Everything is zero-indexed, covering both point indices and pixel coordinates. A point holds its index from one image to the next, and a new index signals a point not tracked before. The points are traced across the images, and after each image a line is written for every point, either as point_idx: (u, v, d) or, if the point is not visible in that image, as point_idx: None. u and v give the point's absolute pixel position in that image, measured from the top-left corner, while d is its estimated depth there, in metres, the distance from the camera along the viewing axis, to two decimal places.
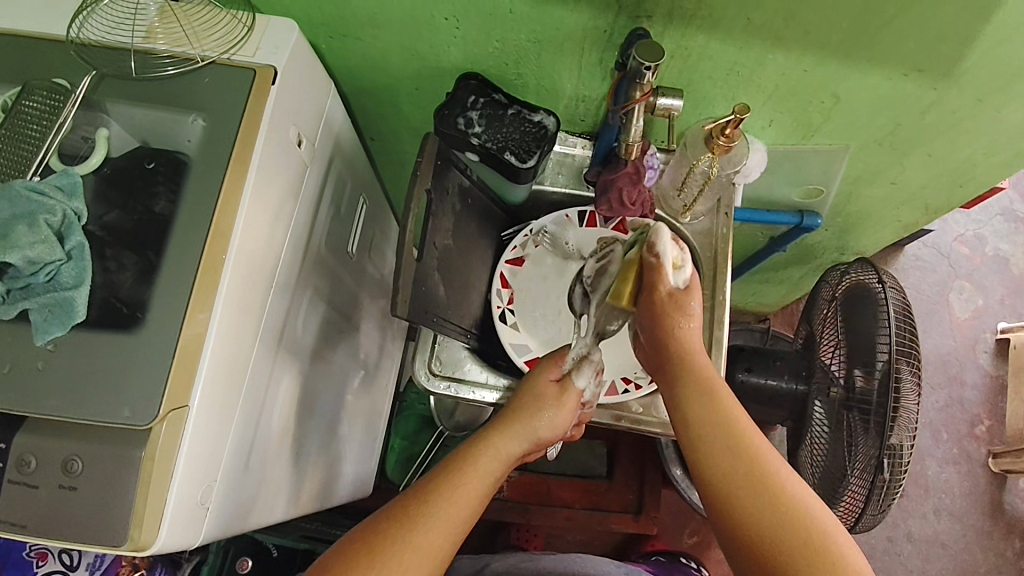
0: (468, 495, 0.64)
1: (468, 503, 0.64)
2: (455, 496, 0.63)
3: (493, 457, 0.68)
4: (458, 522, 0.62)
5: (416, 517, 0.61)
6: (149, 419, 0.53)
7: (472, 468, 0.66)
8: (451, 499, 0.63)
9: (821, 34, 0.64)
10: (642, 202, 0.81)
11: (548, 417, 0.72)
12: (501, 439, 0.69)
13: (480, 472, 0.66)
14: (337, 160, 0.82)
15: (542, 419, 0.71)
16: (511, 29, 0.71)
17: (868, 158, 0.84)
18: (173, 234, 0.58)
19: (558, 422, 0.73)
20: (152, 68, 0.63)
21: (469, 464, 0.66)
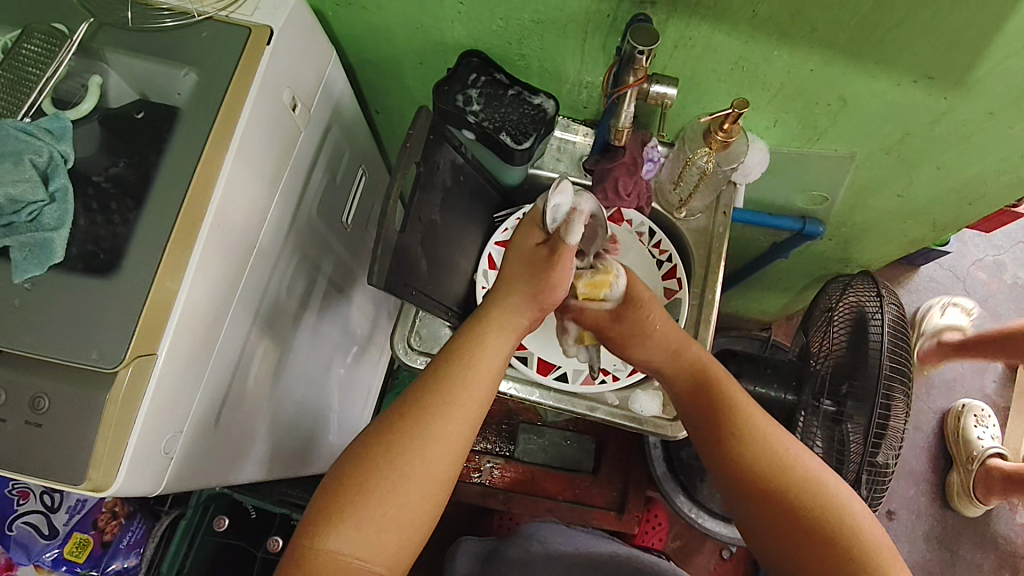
0: (475, 385, 0.63)
1: (476, 391, 0.63)
2: (465, 387, 0.63)
3: (491, 344, 0.67)
4: (473, 407, 0.63)
5: (422, 417, 0.60)
6: (116, 363, 0.54)
7: (473, 355, 0.65)
8: (462, 389, 0.62)
9: (828, 31, 0.62)
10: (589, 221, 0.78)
11: (541, 281, 0.70)
12: (501, 314, 0.69)
13: (476, 365, 0.64)
14: (335, 128, 0.82)
15: (535, 283, 0.70)
16: (514, 7, 0.70)
17: (875, 167, 0.81)
18: (155, 185, 0.58)
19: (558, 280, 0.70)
20: (150, 20, 0.63)
21: (473, 353, 0.65)
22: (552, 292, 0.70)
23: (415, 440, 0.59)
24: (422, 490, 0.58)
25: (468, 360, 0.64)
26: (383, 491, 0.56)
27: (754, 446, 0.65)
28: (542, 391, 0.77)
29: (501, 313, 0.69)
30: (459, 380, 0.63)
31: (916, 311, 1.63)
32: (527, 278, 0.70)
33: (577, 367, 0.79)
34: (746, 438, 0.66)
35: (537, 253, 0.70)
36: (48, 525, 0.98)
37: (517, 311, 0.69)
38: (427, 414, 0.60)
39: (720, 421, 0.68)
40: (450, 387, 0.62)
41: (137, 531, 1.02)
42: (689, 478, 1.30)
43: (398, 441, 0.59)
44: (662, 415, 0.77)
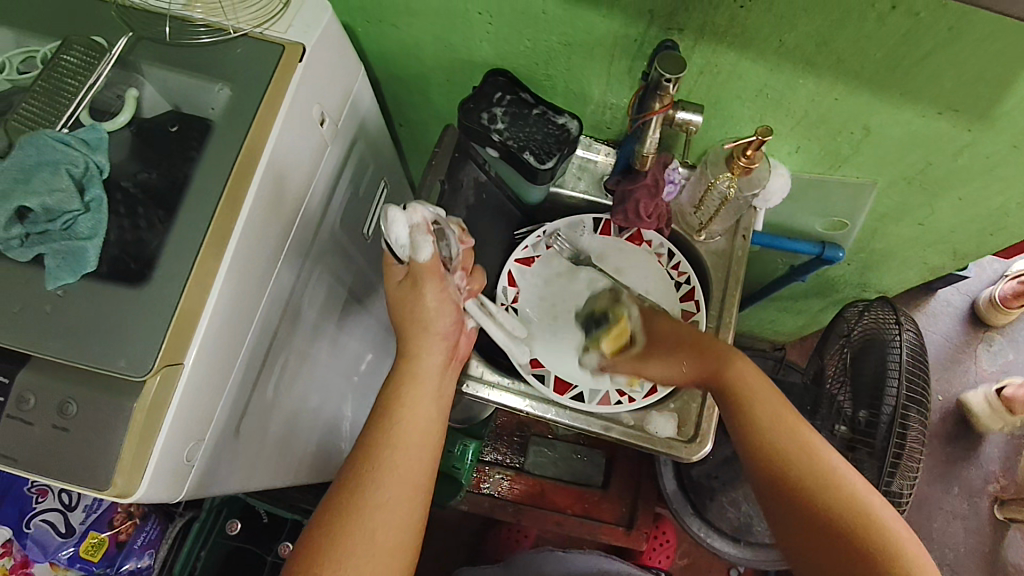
0: (406, 438, 0.63)
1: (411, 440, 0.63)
2: (394, 442, 0.62)
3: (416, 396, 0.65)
4: (408, 458, 0.62)
5: (363, 484, 0.60)
6: (144, 372, 0.55)
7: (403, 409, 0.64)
8: (394, 446, 0.62)
9: (854, 63, 0.62)
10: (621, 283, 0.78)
11: (413, 305, 0.66)
12: (422, 358, 0.67)
13: (407, 417, 0.64)
14: (361, 142, 0.83)
15: (410, 311, 0.66)
16: (542, 29, 0.71)
17: (897, 196, 0.81)
18: (187, 197, 0.59)
19: (420, 307, 0.66)
20: (187, 35, 0.65)
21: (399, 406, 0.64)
22: (433, 318, 0.67)
23: (360, 510, 0.59)
24: (380, 560, 0.58)
25: (393, 418, 0.63)
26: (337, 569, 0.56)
27: (768, 429, 0.65)
28: (559, 409, 0.77)
29: (413, 358, 0.67)
30: (388, 439, 0.62)
31: (932, 335, 1.61)
32: (410, 307, 0.66)
33: (593, 387, 0.78)
34: (760, 420, 0.66)
35: (406, 283, 0.67)
36: (65, 523, 0.99)
37: (433, 351, 0.67)
38: (365, 474, 0.60)
39: (734, 401, 0.68)
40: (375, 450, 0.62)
41: (151, 532, 1.04)
42: (699, 496, 1.30)
43: (344, 514, 0.59)
44: (677, 437, 0.77)
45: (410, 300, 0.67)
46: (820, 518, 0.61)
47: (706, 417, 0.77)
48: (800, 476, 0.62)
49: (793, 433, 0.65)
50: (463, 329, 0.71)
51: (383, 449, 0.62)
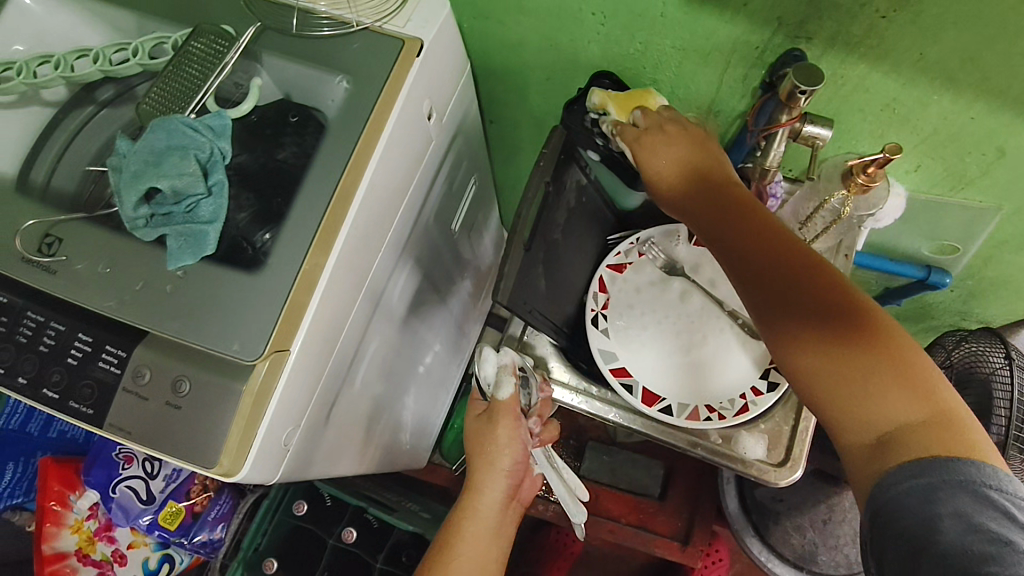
0: (475, 543, 0.68)
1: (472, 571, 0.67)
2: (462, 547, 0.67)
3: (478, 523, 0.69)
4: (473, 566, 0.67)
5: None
6: (255, 356, 0.56)
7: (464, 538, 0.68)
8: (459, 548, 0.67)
9: (1000, 80, 0.58)
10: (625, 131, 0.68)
11: (488, 438, 0.71)
12: (489, 473, 0.70)
13: (474, 526, 0.69)
14: (460, 138, 0.83)
15: (487, 443, 0.71)
16: (657, 32, 0.69)
17: (1021, 223, 0.76)
18: (302, 187, 0.60)
19: (498, 445, 0.71)
20: (309, 27, 0.66)
21: (460, 535, 0.68)
22: (497, 456, 0.70)
23: None
24: None
25: (455, 551, 0.67)
26: None
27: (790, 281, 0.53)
28: (644, 420, 0.76)
29: (482, 480, 0.70)
30: (454, 540, 0.68)
31: None
32: (485, 441, 0.71)
33: (682, 400, 0.75)
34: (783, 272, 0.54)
35: (481, 420, 0.73)
36: (146, 490, 1.03)
37: (502, 480, 0.70)
38: None
39: (751, 257, 0.56)
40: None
41: (223, 505, 1.08)
42: (763, 518, 1.25)
43: None
44: (766, 459, 0.75)
45: (487, 432, 0.72)
46: (861, 365, 0.50)
47: (798, 441, 0.74)
48: (844, 337, 0.51)
49: (826, 274, 0.53)
50: (530, 470, 0.74)
51: (454, 549, 0.67)
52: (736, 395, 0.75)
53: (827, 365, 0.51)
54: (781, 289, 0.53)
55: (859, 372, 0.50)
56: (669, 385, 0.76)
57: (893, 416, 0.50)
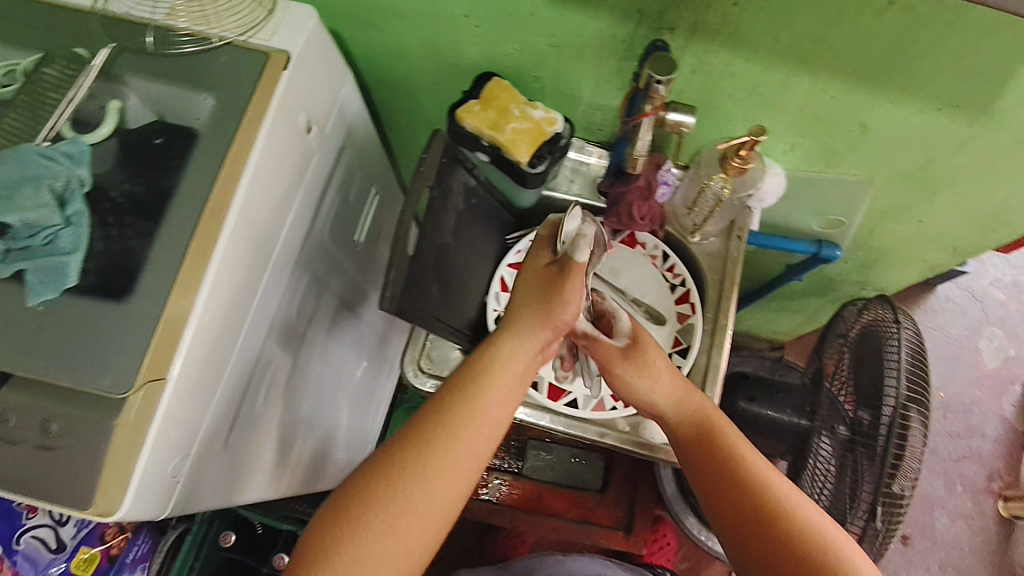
0: (479, 427, 0.60)
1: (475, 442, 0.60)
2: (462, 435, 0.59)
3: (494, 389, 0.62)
4: (470, 457, 0.59)
5: (428, 444, 0.58)
6: (127, 389, 0.54)
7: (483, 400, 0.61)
8: (464, 428, 0.59)
9: (850, 59, 0.61)
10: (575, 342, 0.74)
11: (528, 317, 0.66)
12: (511, 353, 0.65)
13: (486, 413, 0.61)
14: (348, 148, 0.82)
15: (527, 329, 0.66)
16: (531, 31, 0.70)
17: (894, 194, 0.80)
18: (169, 210, 0.58)
19: (570, 296, 0.65)
20: (169, 45, 0.63)
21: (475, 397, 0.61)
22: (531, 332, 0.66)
23: (415, 468, 0.57)
24: (412, 531, 0.55)
25: (459, 435, 0.59)
26: (376, 527, 0.54)
27: (722, 473, 0.64)
28: (552, 416, 0.77)
29: (499, 354, 0.64)
30: (459, 420, 0.60)
31: (932, 331, 1.60)
32: (531, 315, 0.66)
33: (588, 392, 0.77)
34: (721, 475, 0.64)
35: (545, 272, 0.66)
36: (56, 539, 0.90)
37: (528, 348, 0.66)
38: (392, 486, 0.56)
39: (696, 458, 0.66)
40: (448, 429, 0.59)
41: (143, 546, 1.02)
42: (700, 500, 1.30)
43: (404, 463, 0.57)
44: None
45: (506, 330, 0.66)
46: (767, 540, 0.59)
47: None
48: (761, 535, 0.59)
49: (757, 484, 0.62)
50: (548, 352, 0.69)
51: (459, 428, 0.59)
52: None
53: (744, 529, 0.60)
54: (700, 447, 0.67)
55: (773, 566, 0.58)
56: (575, 377, 0.77)
57: (789, 532, 0.58)
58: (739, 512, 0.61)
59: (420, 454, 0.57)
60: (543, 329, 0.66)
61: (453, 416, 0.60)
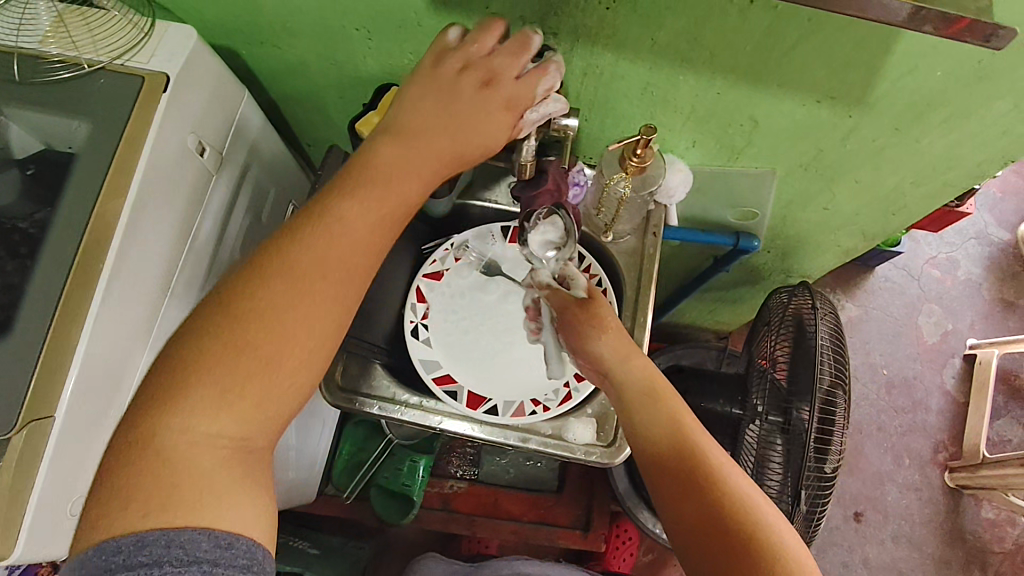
0: (332, 249, 0.52)
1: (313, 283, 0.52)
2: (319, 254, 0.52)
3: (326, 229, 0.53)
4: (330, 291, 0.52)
5: (276, 270, 0.51)
6: (9, 428, 0.52)
7: (316, 235, 0.52)
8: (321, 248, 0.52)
9: (726, 56, 0.62)
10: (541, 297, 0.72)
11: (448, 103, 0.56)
12: (381, 170, 0.55)
13: (339, 236, 0.53)
14: (255, 166, 0.81)
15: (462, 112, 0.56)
16: (421, 42, 0.70)
17: (797, 183, 0.81)
18: (48, 242, 0.57)
19: (486, 132, 0.57)
20: (43, 73, 0.62)
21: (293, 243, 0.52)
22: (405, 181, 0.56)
23: (270, 304, 0.50)
24: (270, 386, 0.50)
25: (315, 262, 0.52)
26: (236, 375, 0.49)
27: (669, 438, 0.61)
28: (474, 424, 0.76)
29: (379, 153, 0.56)
30: (315, 237, 0.53)
31: (873, 310, 1.64)
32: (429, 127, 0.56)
33: (508, 398, 0.76)
34: (671, 437, 0.61)
35: (447, 73, 0.56)
36: None
37: (417, 176, 0.56)
38: (237, 318, 0.50)
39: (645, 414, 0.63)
40: (272, 277, 0.51)
41: None
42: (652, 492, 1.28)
43: (248, 300, 0.50)
44: (596, 442, 0.76)
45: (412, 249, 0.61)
46: (706, 517, 0.56)
47: None
48: (703, 510, 0.56)
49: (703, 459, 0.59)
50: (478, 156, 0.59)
51: (310, 250, 0.52)
52: (561, 384, 0.77)
53: (686, 496, 0.57)
54: (644, 402, 0.64)
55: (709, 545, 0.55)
56: (493, 385, 0.77)
57: (727, 513, 0.55)
58: (683, 478, 0.58)
59: (242, 317, 0.50)
60: (388, 176, 0.55)
61: (276, 259, 0.52)
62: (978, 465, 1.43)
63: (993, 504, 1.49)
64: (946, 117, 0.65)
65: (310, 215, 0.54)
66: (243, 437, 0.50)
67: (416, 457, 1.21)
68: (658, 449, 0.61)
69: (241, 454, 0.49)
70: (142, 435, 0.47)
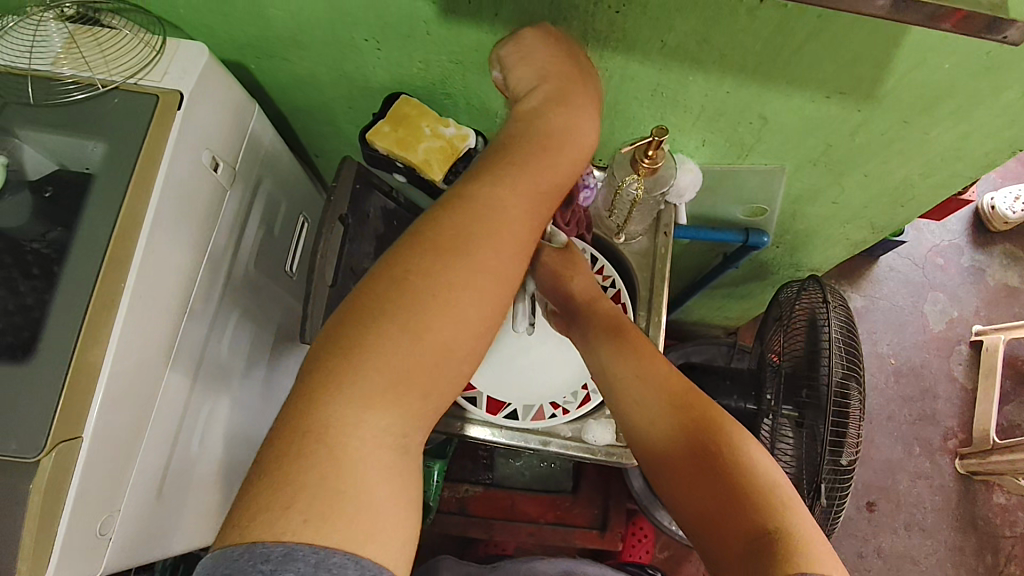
0: (485, 241, 0.51)
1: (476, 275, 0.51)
2: (467, 245, 0.51)
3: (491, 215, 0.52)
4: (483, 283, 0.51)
5: (427, 262, 0.50)
6: (37, 451, 0.53)
7: (475, 222, 0.51)
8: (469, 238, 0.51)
9: (735, 56, 0.62)
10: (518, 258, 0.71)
11: (540, 57, 0.58)
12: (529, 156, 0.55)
13: (488, 227, 0.51)
14: (266, 180, 0.81)
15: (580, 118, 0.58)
16: (430, 51, 0.70)
17: (806, 178, 0.82)
18: (68, 263, 0.57)
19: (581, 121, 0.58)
20: (57, 95, 0.62)
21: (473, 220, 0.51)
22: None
23: (423, 293, 0.49)
24: (397, 381, 0.48)
25: (460, 252, 0.50)
26: (369, 357, 0.47)
27: (648, 394, 0.62)
28: (495, 428, 0.77)
29: (525, 137, 0.56)
30: (457, 228, 0.51)
31: (879, 301, 1.64)
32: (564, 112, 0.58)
33: (527, 402, 0.77)
34: (648, 394, 0.62)
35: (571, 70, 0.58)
36: None
37: (529, 187, 0.54)
38: (388, 300, 0.49)
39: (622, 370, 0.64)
40: (435, 264, 0.50)
41: None
42: None
43: (403, 283, 0.49)
44: (615, 443, 0.77)
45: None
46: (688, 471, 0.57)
47: None
48: (686, 463, 0.57)
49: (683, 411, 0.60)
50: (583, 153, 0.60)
51: (467, 240, 0.51)
52: (579, 386, 0.78)
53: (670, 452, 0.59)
54: (617, 353, 0.65)
55: (694, 497, 0.56)
56: (513, 390, 0.77)
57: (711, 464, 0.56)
58: (664, 432, 0.60)
59: (408, 304, 0.48)
60: (558, 163, 0.56)
61: (419, 245, 0.51)
62: (988, 450, 1.43)
63: (1005, 489, 1.50)
64: (955, 108, 0.65)
65: (461, 201, 0.52)
66: (401, 436, 0.48)
67: (432, 462, 1.21)
68: (639, 408, 0.62)
69: (397, 452, 0.48)
70: (303, 426, 0.46)
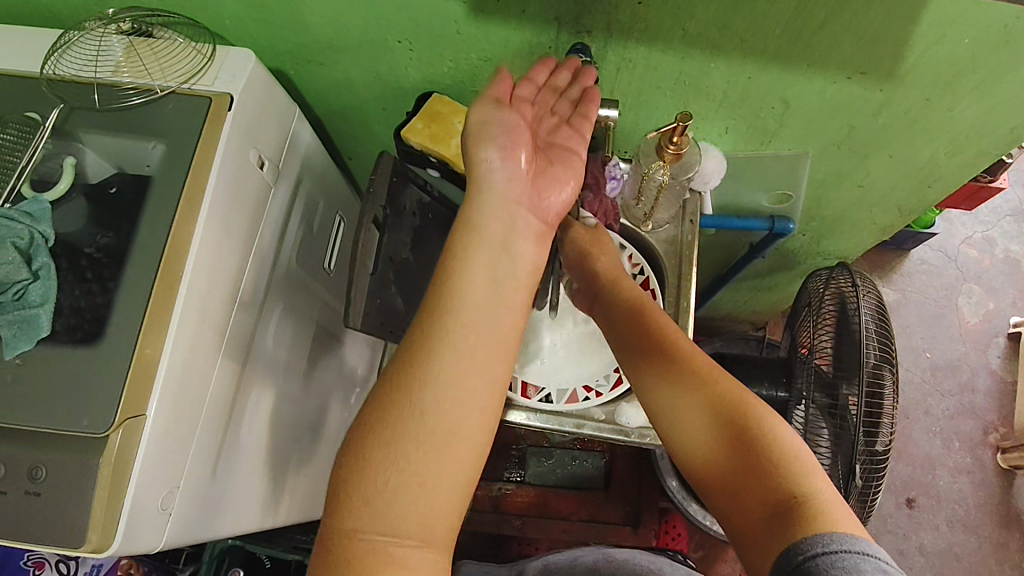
0: (450, 357, 0.52)
1: (466, 338, 0.53)
2: (427, 375, 0.51)
3: (476, 256, 0.56)
4: (452, 387, 0.52)
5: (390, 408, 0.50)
6: (106, 427, 0.56)
7: (452, 294, 0.55)
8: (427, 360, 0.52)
9: (756, 41, 0.65)
10: (543, 122, 0.66)
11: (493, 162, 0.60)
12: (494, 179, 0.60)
13: (462, 301, 0.54)
14: (306, 180, 0.85)
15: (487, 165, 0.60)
16: (460, 50, 0.74)
17: (829, 162, 0.83)
18: (131, 256, 0.62)
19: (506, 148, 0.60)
20: (117, 100, 0.68)
21: (456, 317, 0.54)
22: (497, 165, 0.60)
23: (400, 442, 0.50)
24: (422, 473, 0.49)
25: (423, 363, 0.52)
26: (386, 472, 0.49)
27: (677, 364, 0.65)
28: (531, 413, 0.79)
29: (473, 212, 0.59)
30: (414, 365, 0.52)
31: (910, 294, 1.63)
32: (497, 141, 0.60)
33: (561, 387, 0.80)
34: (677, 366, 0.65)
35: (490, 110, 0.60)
36: None
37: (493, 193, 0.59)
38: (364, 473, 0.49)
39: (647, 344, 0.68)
40: (416, 369, 0.51)
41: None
42: None
43: (377, 445, 0.49)
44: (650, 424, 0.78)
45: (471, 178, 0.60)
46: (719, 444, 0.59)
47: None
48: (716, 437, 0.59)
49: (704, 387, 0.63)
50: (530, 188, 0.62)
51: (420, 368, 0.52)
52: (611, 370, 0.80)
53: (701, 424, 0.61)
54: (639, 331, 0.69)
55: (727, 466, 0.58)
56: (544, 376, 0.80)
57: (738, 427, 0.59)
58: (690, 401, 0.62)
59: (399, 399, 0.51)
60: (481, 150, 0.60)
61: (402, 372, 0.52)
62: None
63: None
64: (978, 82, 0.66)
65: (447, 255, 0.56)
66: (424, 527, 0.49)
67: None
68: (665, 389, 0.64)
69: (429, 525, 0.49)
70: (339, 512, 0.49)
